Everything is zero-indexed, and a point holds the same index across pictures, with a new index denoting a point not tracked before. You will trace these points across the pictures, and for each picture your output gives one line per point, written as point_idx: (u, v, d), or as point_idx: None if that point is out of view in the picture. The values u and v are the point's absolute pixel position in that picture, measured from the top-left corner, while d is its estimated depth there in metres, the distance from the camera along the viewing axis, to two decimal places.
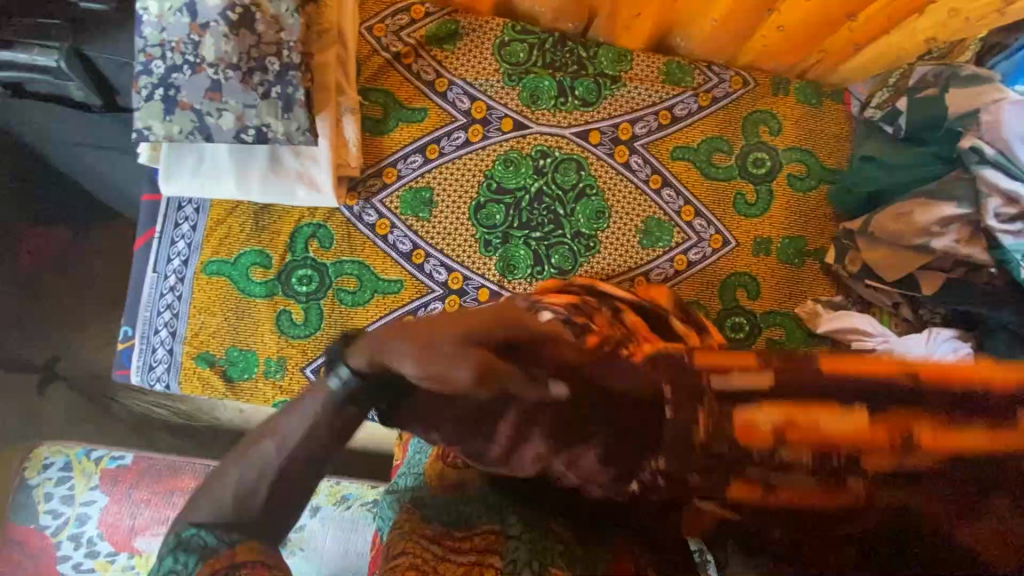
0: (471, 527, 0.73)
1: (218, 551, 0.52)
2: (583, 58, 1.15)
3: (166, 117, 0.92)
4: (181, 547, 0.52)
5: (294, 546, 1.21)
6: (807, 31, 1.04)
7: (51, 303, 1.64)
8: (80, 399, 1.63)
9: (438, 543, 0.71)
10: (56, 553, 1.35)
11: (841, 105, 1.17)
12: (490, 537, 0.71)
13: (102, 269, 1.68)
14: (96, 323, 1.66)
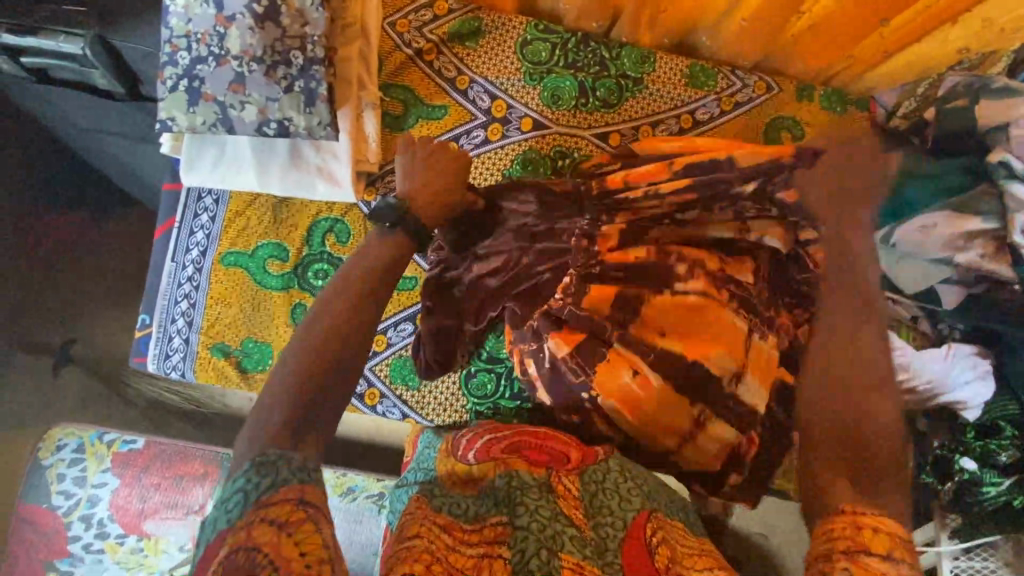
0: (482, 519, 0.76)
1: (288, 481, 0.59)
2: (606, 59, 1.13)
3: (190, 108, 0.93)
4: (255, 470, 0.59)
5: None
6: (838, 34, 1.01)
7: (69, 287, 1.66)
8: (94, 382, 1.67)
9: (451, 532, 0.73)
10: (67, 533, 1.42)
11: (865, 112, 1.16)
12: (498, 528, 0.75)
13: (120, 254, 1.70)
14: (113, 308, 1.68)
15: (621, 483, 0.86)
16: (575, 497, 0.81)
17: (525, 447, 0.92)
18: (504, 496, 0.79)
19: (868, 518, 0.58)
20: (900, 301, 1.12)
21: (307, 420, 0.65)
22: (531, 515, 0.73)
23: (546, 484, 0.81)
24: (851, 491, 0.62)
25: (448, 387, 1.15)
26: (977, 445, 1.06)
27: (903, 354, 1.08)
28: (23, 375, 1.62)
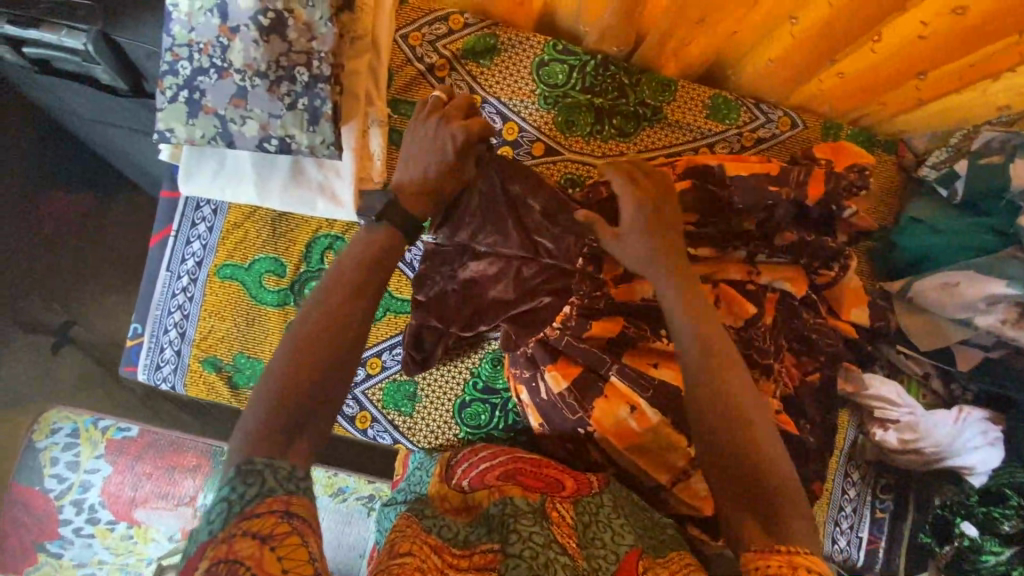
0: (472, 546, 0.79)
1: (276, 492, 0.56)
2: (625, 85, 1.09)
3: (189, 120, 0.90)
4: (240, 478, 0.57)
5: None
6: (870, 83, 0.93)
7: (67, 269, 1.63)
8: (89, 363, 1.65)
9: (439, 554, 0.77)
10: (58, 516, 1.42)
11: (893, 156, 1.11)
12: (489, 556, 0.77)
13: (119, 236, 1.65)
14: (113, 291, 1.65)
15: (615, 516, 0.86)
16: (571, 525, 0.81)
17: (521, 474, 0.92)
18: (498, 524, 0.80)
19: (800, 560, 0.61)
20: (911, 356, 1.09)
21: (293, 429, 0.62)
22: (524, 543, 0.74)
23: (541, 511, 0.81)
24: (779, 529, 0.65)
25: (440, 414, 1.12)
26: (980, 511, 1.02)
27: (912, 413, 1.05)
28: (20, 354, 1.61)
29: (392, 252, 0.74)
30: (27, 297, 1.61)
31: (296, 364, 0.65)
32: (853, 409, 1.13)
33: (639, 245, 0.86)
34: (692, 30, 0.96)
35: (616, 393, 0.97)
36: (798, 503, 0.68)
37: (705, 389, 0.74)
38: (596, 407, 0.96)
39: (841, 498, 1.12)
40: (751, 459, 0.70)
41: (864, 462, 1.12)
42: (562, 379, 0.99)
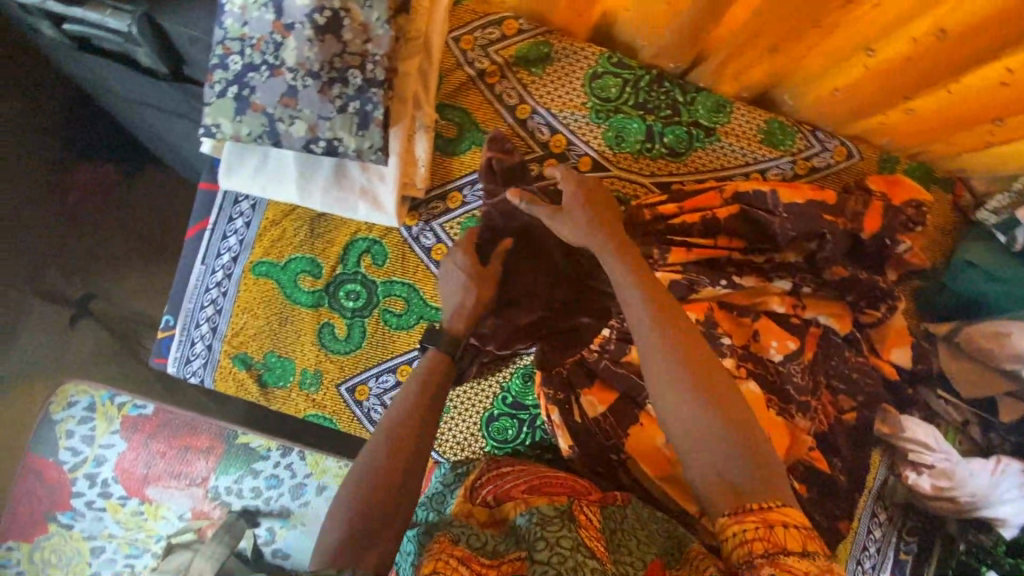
0: (501, 556, 0.80)
1: None
2: (678, 103, 1.05)
3: (237, 117, 0.88)
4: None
5: (297, 520, 1.43)
6: (940, 121, 0.90)
7: (88, 240, 1.60)
8: (105, 335, 1.61)
9: (469, 564, 0.76)
10: (71, 488, 1.43)
11: (950, 196, 1.07)
12: (516, 564, 0.79)
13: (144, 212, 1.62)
14: (134, 265, 1.62)
15: (640, 528, 0.88)
16: (598, 529, 0.84)
17: (545, 483, 0.93)
18: (524, 534, 0.82)
19: (776, 517, 0.66)
20: (952, 402, 1.07)
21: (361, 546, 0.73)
22: (552, 550, 0.77)
23: (568, 514, 0.84)
24: (749, 483, 0.69)
25: (467, 426, 1.11)
26: (1008, 562, 1.01)
27: (947, 459, 1.03)
28: (41, 321, 1.58)
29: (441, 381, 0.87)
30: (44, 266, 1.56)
31: (365, 489, 0.76)
32: (886, 450, 1.11)
33: (578, 222, 0.90)
34: (758, 55, 0.93)
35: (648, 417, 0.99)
36: (765, 452, 0.72)
37: (663, 356, 0.76)
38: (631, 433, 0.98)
39: (865, 538, 1.11)
40: (716, 416, 0.72)
41: (892, 503, 1.11)
42: (598, 404, 1.00)
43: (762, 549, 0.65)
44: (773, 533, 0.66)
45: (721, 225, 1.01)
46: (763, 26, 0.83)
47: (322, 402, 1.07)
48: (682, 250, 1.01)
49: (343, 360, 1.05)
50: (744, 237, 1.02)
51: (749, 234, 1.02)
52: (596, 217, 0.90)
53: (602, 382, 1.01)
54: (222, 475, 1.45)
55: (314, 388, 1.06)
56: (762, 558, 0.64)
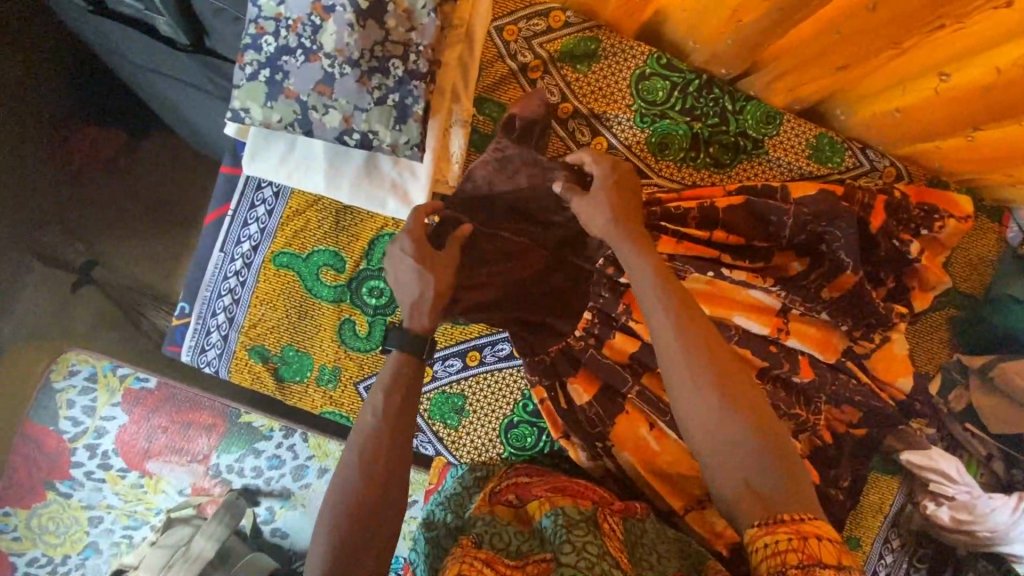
0: (524, 557, 0.77)
1: None
2: (727, 111, 1.00)
3: (267, 102, 0.82)
4: None
5: (299, 500, 1.43)
6: (1003, 152, 0.86)
7: (92, 204, 1.52)
8: (110, 305, 1.54)
9: (492, 566, 0.73)
10: (71, 458, 1.40)
11: (997, 226, 1.05)
12: (541, 566, 0.76)
13: (153, 181, 1.55)
14: (138, 237, 1.56)
15: (661, 543, 0.84)
16: (620, 540, 0.80)
17: (564, 485, 0.91)
18: (549, 536, 0.79)
19: (809, 529, 0.61)
20: (978, 436, 1.05)
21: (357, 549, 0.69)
22: (578, 554, 0.73)
23: (593, 520, 0.80)
24: (776, 495, 0.65)
25: (485, 431, 1.09)
26: None
27: (970, 492, 1.01)
28: (39, 289, 1.50)
29: (411, 374, 0.78)
30: (44, 227, 1.49)
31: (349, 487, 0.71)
32: (905, 478, 1.09)
33: (601, 210, 0.82)
34: (820, 72, 0.89)
35: (634, 410, 0.96)
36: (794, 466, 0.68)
37: (683, 359, 0.71)
38: (621, 428, 0.96)
39: (876, 562, 1.11)
40: (735, 430, 0.68)
41: (907, 531, 1.10)
42: (583, 393, 0.97)
43: (796, 560, 0.58)
44: (807, 544, 0.60)
45: (721, 214, 0.95)
46: (839, 37, 0.78)
47: (340, 400, 1.03)
48: (671, 240, 0.95)
49: (362, 357, 1.02)
50: (743, 230, 0.95)
51: (750, 227, 0.95)
52: (618, 212, 0.82)
53: (587, 371, 0.98)
54: (224, 453, 1.43)
55: (331, 384, 1.03)
56: (796, 569, 0.58)
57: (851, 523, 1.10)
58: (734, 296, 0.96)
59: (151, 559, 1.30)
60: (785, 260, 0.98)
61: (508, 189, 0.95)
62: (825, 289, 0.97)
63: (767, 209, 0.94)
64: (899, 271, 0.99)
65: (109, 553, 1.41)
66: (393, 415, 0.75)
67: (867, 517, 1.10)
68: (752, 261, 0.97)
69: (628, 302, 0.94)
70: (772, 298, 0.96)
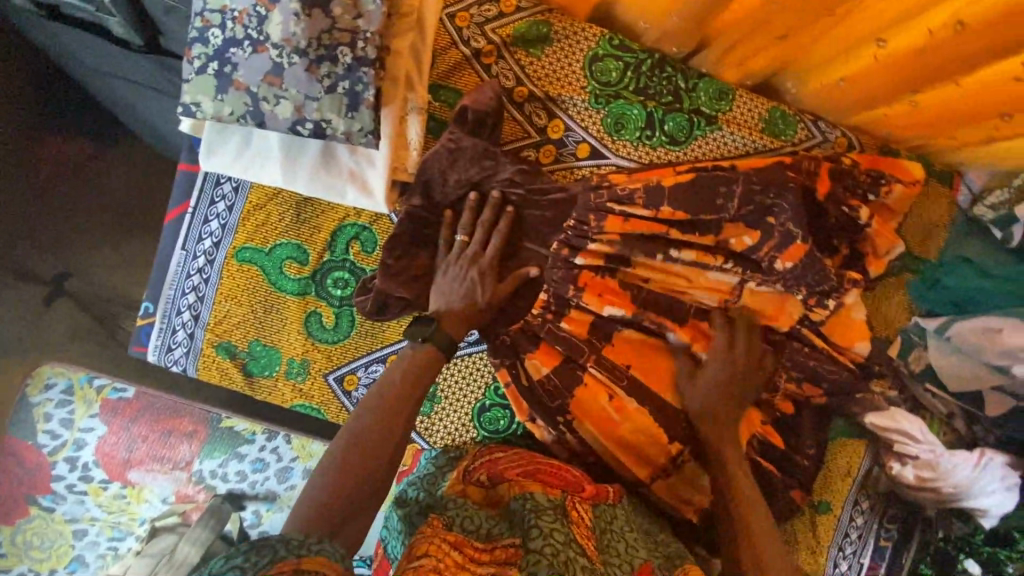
0: (495, 540, 0.79)
1: (286, 556, 0.64)
2: (680, 89, 1.02)
3: (218, 95, 0.83)
4: (256, 550, 0.63)
5: (283, 502, 1.43)
6: (944, 115, 0.88)
7: (58, 214, 1.51)
8: (84, 317, 1.53)
9: (461, 549, 0.75)
10: (51, 472, 1.39)
11: (947, 190, 1.07)
12: (510, 551, 0.77)
13: (119, 187, 1.53)
14: (107, 246, 1.53)
15: (629, 529, 0.87)
16: (588, 527, 0.82)
17: (539, 469, 0.92)
18: (518, 520, 0.80)
19: None
20: (939, 396, 1.07)
21: (344, 511, 0.75)
22: (545, 539, 0.75)
23: (562, 507, 0.82)
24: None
25: (458, 417, 1.10)
26: (986, 550, 1.06)
27: (933, 451, 1.04)
28: (12, 304, 1.49)
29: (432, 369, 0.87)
30: (13, 240, 1.48)
31: (332, 476, 0.77)
32: (871, 441, 1.12)
33: (701, 395, 0.94)
34: (765, 43, 0.91)
35: (594, 382, 0.97)
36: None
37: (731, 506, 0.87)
38: (579, 401, 0.97)
39: (847, 525, 1.14)
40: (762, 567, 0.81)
41: (875, 492, 1.13)
42: (542, 366, 0.98)
43: None
44: None
45: (666, 193, 0.95)
46: (777, 8, 0.80)
47: (309, 392, 1.03)
48: (619, 219, 0.96)
49: (330, 349, 1.02)
50: (689, 205, 0.95)
51: (696, 203, 0.95)
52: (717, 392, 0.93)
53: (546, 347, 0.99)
54: (206, 459, 1.42)
55: (300, 377, 1.03)
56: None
57: (820, 487, 1.13)
58: (690, 276, 0.98)
59: (135, 568, 1.25)
60: (736, 233, 0.96)
61: (466, 173, 0.96)
62: (777, 260, 0.96)
63: (715, 182, 0.95)
64: (852, 238, 1.01)
65: (96, 566, 1.39)
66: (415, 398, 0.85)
67: (836, 481, 1.13)
68: (704, 235, 0.96)
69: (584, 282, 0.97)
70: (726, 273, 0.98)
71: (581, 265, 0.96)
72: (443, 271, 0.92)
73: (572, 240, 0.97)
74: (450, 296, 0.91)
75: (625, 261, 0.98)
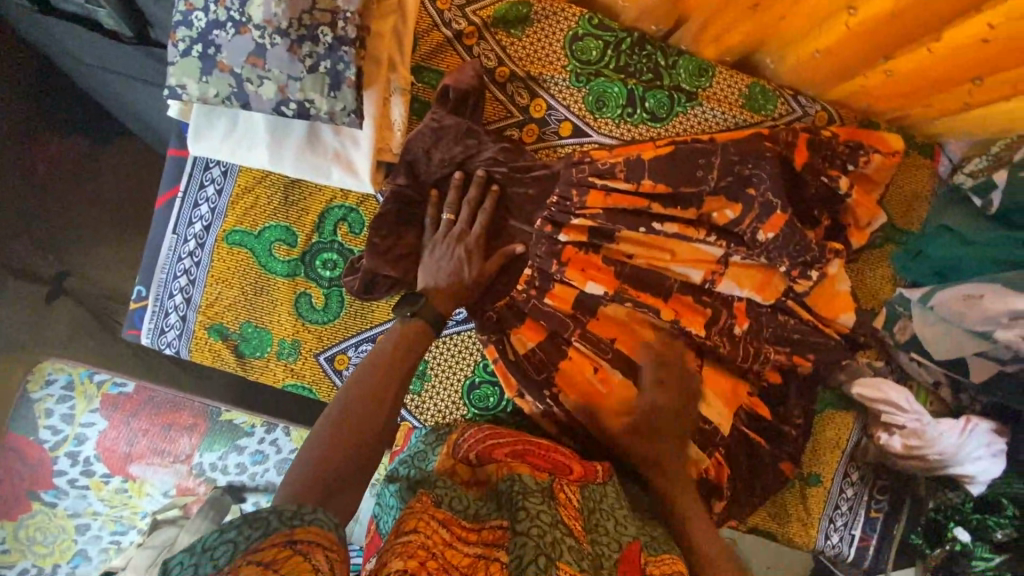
0: (483, 520, 0.79)
1: (279, 529, 0.63)
2: (660, 67, 1.04)
3: (202, 77, 0.85)
4: (248, 523, 0.62)
5: None
6: (918, 82, 0.90)
7: (57, 213, 1.53)
8: (84, 314, 1.55)
9: (448, 527, 0.75)
10: (53, 467, 1.41)
11: (928, 161, 1.10)
12: (498, 532, 0.78)
13: (115, 183, 1.55)
14: (105, 245, 1.55)
15: (619, 506, 0.87)
16: (576, 509, 0.82)
17: (528, 450, 0.92)
18: (507, 501, 0.79)
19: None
20: (925, 365, 1.08)
21: (332, 485, 0.74)
22: (532, 521, 0.72)
23: (549, 490, 0.80)
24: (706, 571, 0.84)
25: (448, 395, 1.11)
26: (975, 517, 1.04)
27: (920, 420, 1.04)
28: (14, 302, 1.52)
29: (420, 344, 0.88)
30: (15, 240, 1.51)
31: (324, 445, 0.77)
32: (859, 412, 1.13)
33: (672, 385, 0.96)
34: (740, 15, 0.92)
35: (579, 355, 0.99)
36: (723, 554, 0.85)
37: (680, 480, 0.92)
38: (563, 373, 0.99)
39: (837, 497, 1.15)
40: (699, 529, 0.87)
41: (864, 463, 1.14)
42: (527, 341, 1.00)
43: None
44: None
45: (647, 166, 0.96)
46: None
47: (301, 371, 1.05)
48: (600, 194, 0.96)
49: (320, 329, 1.04)
50: (669, 178, 0.96)
51: (676, 175, 0.96)
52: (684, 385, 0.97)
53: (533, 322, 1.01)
54: (206, 451, 1.44)
55: (291, 357, 1.04)
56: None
57: (809, 459, 1.14)
58: (673, 250, 0.99)
59: (136, 560, 1.28)
60: (718, 207, 0.98)
61: (450, 152, 0.97)
62: (760, 231, 0.97)
63: (695, 154, 0.96)
64: (834, 210, 1.02)
65: (99, 560, 1.40)
66: (404, 373, 0.86)
67: (825, 453, 1.14)
68: (686, 209, 0.98)
69: (567, 258, 0.98)
70: (711, 247, 0.99)
71: (564, 241, 0.97)
72: (430, 250, 0.93)
73: (555, 216, 0.98)
74: (438, 274, 0.92)
75: (609, 237, 0.98)
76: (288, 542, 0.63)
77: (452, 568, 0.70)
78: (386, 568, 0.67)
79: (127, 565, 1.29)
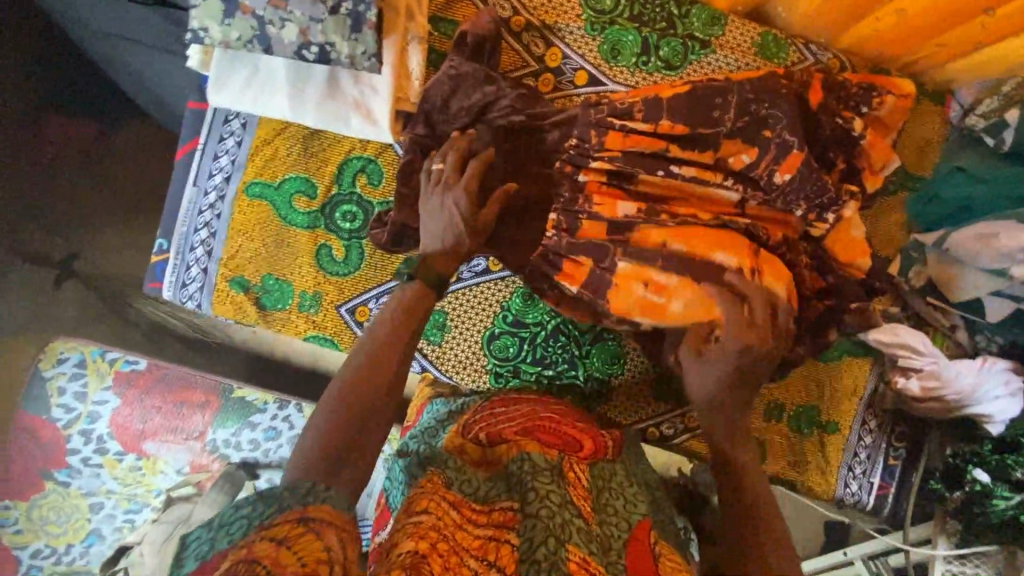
0: (492, 501, 0.75)
1: (292, 505, 0.58)
2: (673, 15, 1.05)
3: (225, 20, 0.86)
4: (262, 499, 0.58)
5: None
6: (930, 19, 0.90)
7: (65, 194, 1.51)
8: (91, 298, 1.52)
9: (458, 509, 0.72)
10: (66, 446, 1.40)
11: (939, 107, 1.10)
12: (507, 514, 0.73)
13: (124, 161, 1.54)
14: (110, 231, 1.52)
15: (627, 486, 0.85)
16: (585, 488, 0.79)
17: (536, 425, 0.89)
18: (516, 482, 0.76)
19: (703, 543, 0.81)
20: (940, 308, 1.09)
21: (355, 434, 0.69)
22: (541, 502, 0.71)
23: (558, 469, 0.78)
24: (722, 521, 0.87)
25: (469, 346, 1.13)
26: (994, 458, 1.06)
27: (935, 363, 1.05)
28: (17, 287, 1.48)
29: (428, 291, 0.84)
30: (22, 224, 1.48)
31: (345, 398, 0.72)
32: (876, 359, 1.14)
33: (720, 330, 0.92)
34: None
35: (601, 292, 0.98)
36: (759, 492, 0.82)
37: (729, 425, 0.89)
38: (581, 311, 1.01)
39: (856, 445, 1.15)
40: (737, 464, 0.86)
41: (882, 411, 1.15)
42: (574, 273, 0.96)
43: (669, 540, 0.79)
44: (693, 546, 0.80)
45: (665, 106, 0.94)
46: None
47: (323, 323, 1.05)
48: (619, 136, 0.96)
49: (341, 281, 1.05)
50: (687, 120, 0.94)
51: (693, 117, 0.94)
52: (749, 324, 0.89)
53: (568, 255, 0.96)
54: (220, 428, 1.44)
55: (313, 309, 1.05)
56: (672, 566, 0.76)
57: (828, 408, 1.15)
58: (688, 195, 0.97)
59: (151, 535, 1.32)
60: (735, 151, 0.95)
61: (468, 99, 0.98)
62: (776, 173, 0.95)
63: (711, 95, 0.94)
64: (850, 153, 1.02)
65: (113, 539, 1.40)
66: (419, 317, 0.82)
67: (843, 400, 1.15)
68: (704, 153, 0.95)
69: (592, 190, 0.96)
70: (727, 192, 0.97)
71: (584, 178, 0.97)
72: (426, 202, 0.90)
73: (575, 158, 0.98)
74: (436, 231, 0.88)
75: (629, 179, 0.96)
76: (300, 519, 0.57)
77: (462, 550, 0.67)
78: (396, 548, 0.64)
79: (143, 540, 1.32)
